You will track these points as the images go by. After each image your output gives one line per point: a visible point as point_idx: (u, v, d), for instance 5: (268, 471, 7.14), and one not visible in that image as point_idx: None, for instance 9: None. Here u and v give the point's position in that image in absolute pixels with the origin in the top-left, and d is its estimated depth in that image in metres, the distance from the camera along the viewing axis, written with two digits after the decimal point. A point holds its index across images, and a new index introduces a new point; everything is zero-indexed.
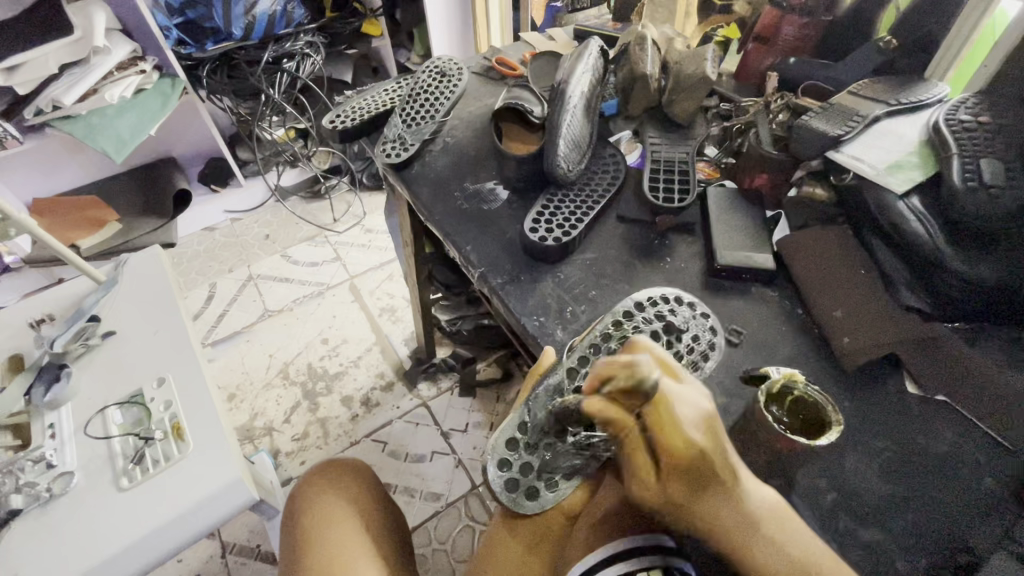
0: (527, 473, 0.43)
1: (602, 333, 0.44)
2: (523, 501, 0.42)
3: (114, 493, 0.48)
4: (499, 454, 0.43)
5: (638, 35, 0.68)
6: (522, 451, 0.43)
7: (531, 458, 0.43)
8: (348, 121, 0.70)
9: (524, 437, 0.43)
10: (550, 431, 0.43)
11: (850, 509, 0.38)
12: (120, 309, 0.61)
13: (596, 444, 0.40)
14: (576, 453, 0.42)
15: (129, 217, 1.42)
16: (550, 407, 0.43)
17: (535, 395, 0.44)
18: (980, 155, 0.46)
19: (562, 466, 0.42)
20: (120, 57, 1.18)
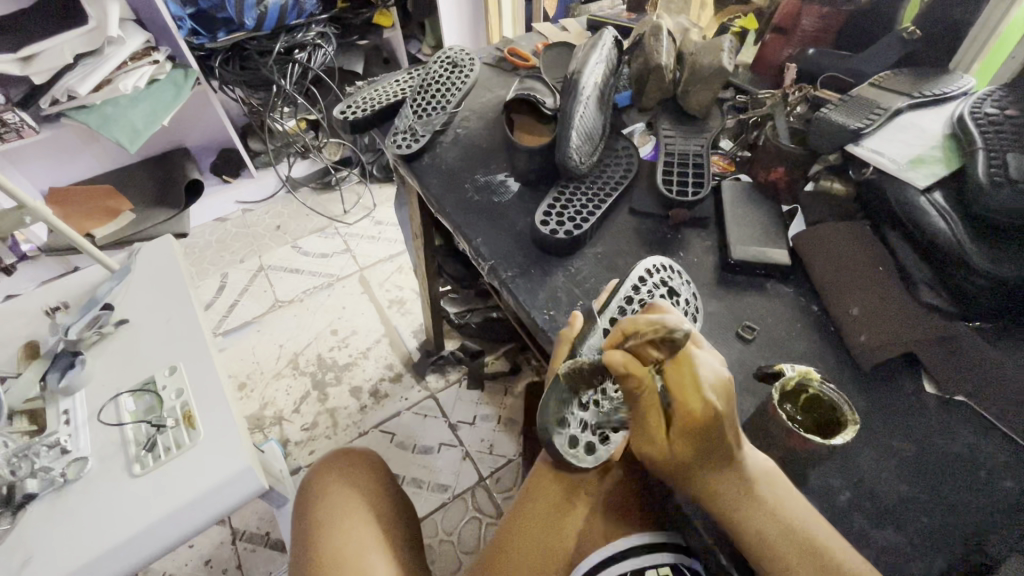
0: (582, 430, 0.41)
1: (624, 298, 0.45)
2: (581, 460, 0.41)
3: (128, 479, 0.48)
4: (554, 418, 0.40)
5: (653, 25, 0.67)
6: (575, 412, 0.41)
7: (583, 416, 0.42)
8: (359, 112, 0.69)
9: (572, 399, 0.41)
10: (595, 389, 0.42)
11: (864, 508, 0.37)
12: (133, 297, 0.61)
13: None
14: (620, 404, 0.42)
15: (143, 207, 1.44)
16: (593, 366, 0.42)
17: (577, 354, 0.42)
18: (1007, 150, 0.44)
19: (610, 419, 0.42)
20: (134, 47, 1.18)
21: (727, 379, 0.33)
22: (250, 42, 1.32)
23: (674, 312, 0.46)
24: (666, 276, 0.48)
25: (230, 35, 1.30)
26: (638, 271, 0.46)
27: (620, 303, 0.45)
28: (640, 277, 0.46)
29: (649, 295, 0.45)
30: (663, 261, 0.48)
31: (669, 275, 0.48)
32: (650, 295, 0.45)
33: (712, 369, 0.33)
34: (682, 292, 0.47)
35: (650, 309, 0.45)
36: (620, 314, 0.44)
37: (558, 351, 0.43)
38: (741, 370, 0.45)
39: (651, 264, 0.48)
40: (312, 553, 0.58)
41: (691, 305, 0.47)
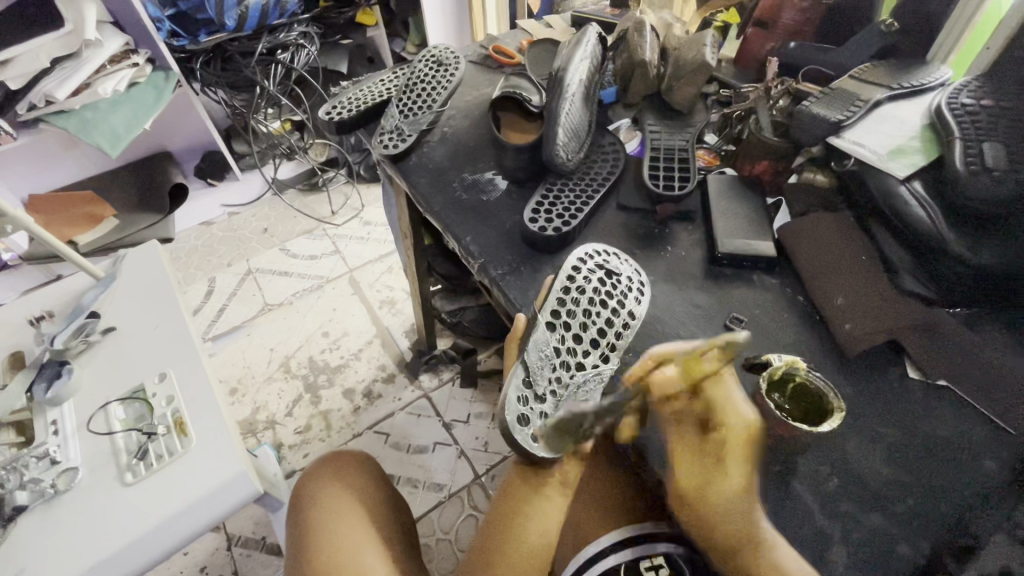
0: (545, 421, 0.41)
1: (562, 288, 0.46)
2: (544, 450, 0.40)
3: (120, 488, 0.48)
4: (515, 412, 0.39)
5: (636, 21, 0.67)
6: (534, 404, 0.41)
7: (544, 406, 0.41)
8: (345, 112, 0.69)
9: (531, 391, 0.41)
10: (550, 379, 0.42)
11: (850, 492, 0.38)
12: (120, 305, 0.61)
13: (588, 377, 0.43)
14: (578, 391, 0.42)
15: (127, 212, 1.41)
16: (543, 356, 0.42)
17: (526, 348, 0.42)
18: (984, 138, 0.45)
19: (569, 406, 0.42)
20: (113, 50, 1.17)
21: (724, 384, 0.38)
22: (231, 43, 1.31)
23: (614, 293, 0.47)
24: (602, 260, 0.49)
25: (210, 36, 1.28)
26: (571, 260, 0.48)
27: (561, 293, 0.45)
28: (573, 267, 0.48)
29: (586, 280, 0.47)
30: (597, 248, 0.50)
31: (607, 258, 0.50)
32: (588, 281, 0.47)
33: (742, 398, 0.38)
34: (621, 271, 0.49)
35: (589, 294, 0.46)
36: (561, 304, 0.45)
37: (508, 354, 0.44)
38: None
39: (584, 252, 0.49)
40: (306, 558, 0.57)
41: (632, 283, 0.49)
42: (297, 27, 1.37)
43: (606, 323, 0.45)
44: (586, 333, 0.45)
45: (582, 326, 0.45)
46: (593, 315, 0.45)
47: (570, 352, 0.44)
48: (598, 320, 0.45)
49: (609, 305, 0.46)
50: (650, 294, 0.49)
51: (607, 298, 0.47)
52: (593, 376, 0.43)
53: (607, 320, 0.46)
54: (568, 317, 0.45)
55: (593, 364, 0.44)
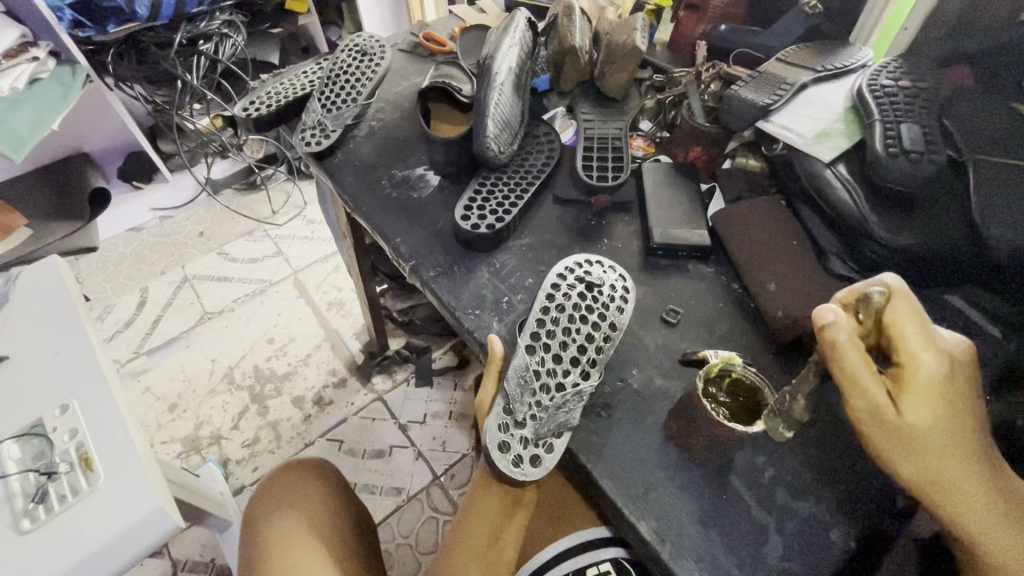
0: (525, 445, 0.38)
1: (541, 308, 0.44)
2: (528, 475, 0.37)
3: (14, 538, 0.43)
4: (495, 440, 0.38)
5: (566, 5, 0.65)
6: (514, 430, 0.38)
7: (524, 432, 0.38)
8: (263, 108, 0.64)
9: (512, 417, 0.39)
10: (529, 403, 0.39)
11: (783, 477, 0.38)
12: (11, 331, 0.55)
13: (567, 396, 0.40)
14: (558, 413, 0.39)
15: (39, 222, 1.27)
16: (523, 380, 0.40)
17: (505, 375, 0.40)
18: (902, 120, 0.46)
19: (550, 428, 0.39)
20: (7, 44, 1.05)
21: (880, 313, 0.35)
22: (145, 33, 1.20)
23: (594, 306, 0.45)
24: (582, 273, 0.47)
25: (121, 26, 1.15)
26: (550, 277, 0.46)
27: (538, 313, 0.44)
28: (553, 284, 0.46)
29: (566, 296, 0.45)
30: (577, 260, 0.48)
31: (588, 269, 0.47)
32: (567, 297, 0.45)
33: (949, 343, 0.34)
34: (603, 281, 0.46)
35: (568, 310, 0.44)
36: (541, 324, 0.43)
37: (487, 383, 0.42)
38: (667, 356, 0.45)
39: (564, 266, 0.47)
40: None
41: (615, 292, 0.46)
42: (220, 15, 1.28)
43: (586, 338, 0.43)
44: (566, 351, 0.42)
45: (562, 345, 0.42)
46: (572, 332, 0.43)
47: (550, 372, 0.41)
48: (577, 337, 0.43)
49: (589, 320, 0.43)
50: (633, 302, 0.46)
51: (587, 313, 0.44)
52: (573, 395, 0.40)
53: (587, 336, 0.43)
54: (547, 337, 0.43)
55: (575, 382, 0.41)
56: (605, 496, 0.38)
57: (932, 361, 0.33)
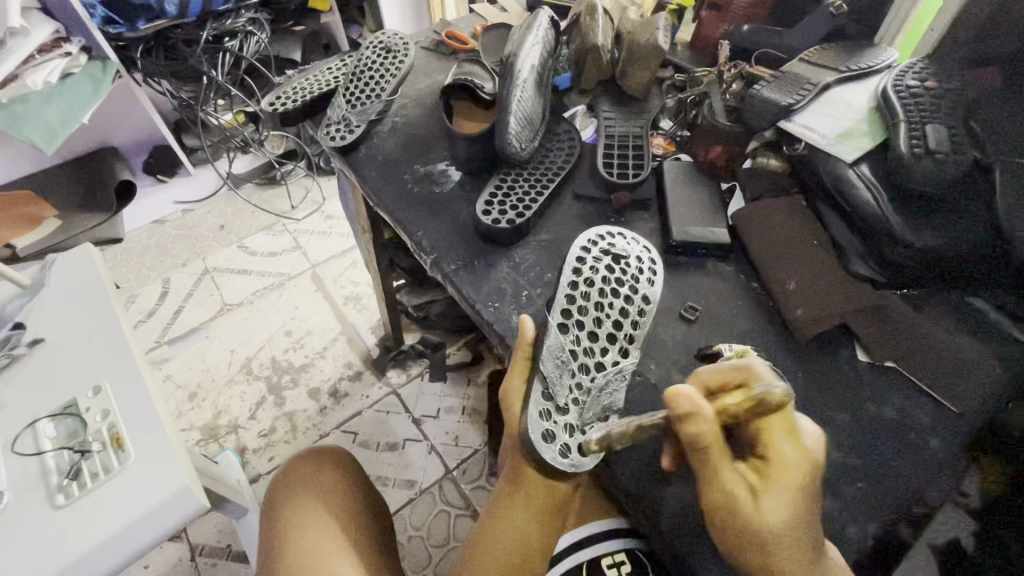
0: (570, 433, 0.39)
1: (569, 284, 0.44)
2: (579, 464, 0.38)
3: (49, 512, 0.45)
4: (540, 430, 0.37)
5: (589, 4, 0.66)
6: (557, 417, 0.38)
7: (567, 418, 0.39)
8: (289, 103, 0.65)
9: (554, 404, 0.39)
10: (570, 388, 0.40)
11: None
12: (46, 315, 0.57)
13: (610, 377, 0.42)
14: (600, 394, 0.41)
15: (70, 213, 1.33)
16: (560, 362, 0.40)
17: (542, 359, 0.40)
18: (927, 121, 0.46)
19: (595, 410, 0.40)
20: (41, 39, 1.07)
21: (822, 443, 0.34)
22: (173, 30, 1.23)
23: (624, 279, 0.47)
24: (607, 245, 0.48)
25: (150, 23, 1.20)
26: (575, 251, 0.47)
27: (568, 290, 0.44)
28: (578, 258, 0.47)
29: (594, 270, 0.46)
30: (600, 233, 0.49)
31: (611, 242, 0.49)
32: (595, 271, 0.46)
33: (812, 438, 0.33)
34: (628, 253, 0.49)
35: (598, 285, 0.45)
36: (571, 301, 0.44)
37: (513, 370, 0.40)
38: (685, 352, 0.45)
39: (587, 239, 0.48)
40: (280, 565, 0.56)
41: (642, 265, 0.48)
42: (244, 13, 1.31)
43: (620, 314, 0.45)
44: (600, 328, 0.43)
45: (595, 322, 0.44)
46: (605, 307, 0.44)
47: (586, 352, 0.42)
48: (611, 313, 0.44)
49: (621, 295, 0.45)
50: (661, 275, 0.48)
51: (618, 286, 0.46)
52: (614, 374, 0.42)
53: (620, 311, 0.45)
54: (580, 314, 0.43)
55: (613, 361, 0.43)
56: (625, 491, 0.39)
57: (787, 454, 0.32)
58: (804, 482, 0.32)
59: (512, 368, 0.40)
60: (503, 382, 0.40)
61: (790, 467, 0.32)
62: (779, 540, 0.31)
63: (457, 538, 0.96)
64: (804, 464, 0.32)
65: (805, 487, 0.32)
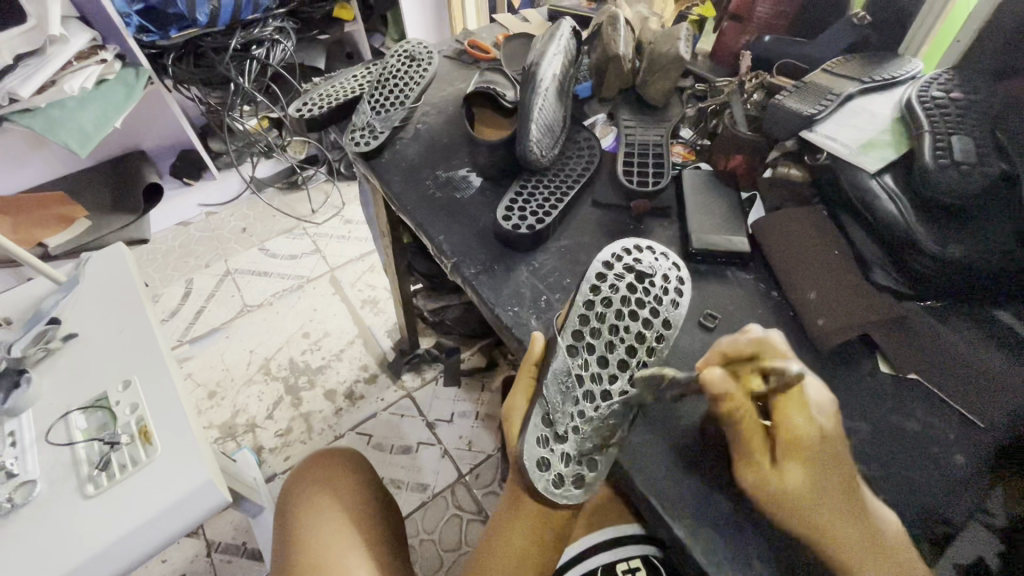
0: (566, 463, 0.38)
1: (584, 304, 0.44)
2: (570, 497, 0.38)
3: (79, 501, 0.47)
4: (533, 457, 0.38)
5: (611, 14, 0.67)
6: (554, 445, 0.38)
7: (565, 447, 0.39)
8: (316, 109, 0.67)
9: (551, 431, 0.39)
10: (572, 415, 0.39)
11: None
12: (80, 311, 0.59)
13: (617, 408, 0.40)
14: (604, 425, 0.39)
15: (100, 214, 1.37)
16: (565, 387, 0.40)
17: (545, 382, 0.40)
18: (953, 132, 0.45)
19: (597, 439, 0.39)
20: (79, 46, 1.11)
21: (832, 409, 0.36)
22: (204, 39, 1.27)
23: (645, 300, 0.45)
24: (632, 261, 0.47)
25: (182, 32, 1.24)
26: (595, 269, 0.45)
27: (581, 311, 0.43)
28: (598, 275, 0.45)
29: (613, 290, 0.44)
30: (626, 247, 0.47)
31: (637, 258, 0.47)
32: (613, 290, 0.44)
33: (820, 402, 0.36)
34: (654, 271, 0.46)
35: (616, 305, 0.44)
36: (584, 322, 0.43)
37: (518, 387, 0.42)
38: (703, 359, 0.45)
39: (612, 253, 0.47)
40: (293, 563, 0.57)
41: (668, 284, 0.46)
42: (272, 22, 1.34)
43: (636, 339, 0.43)
44: (613, 354, 0.42)
45: (607, 344, 0.43)
46: (620, 331, 0.43)
47: (594, 377, 0.41)
48: (626, 337, 0.43)
49: (639, 318, 0.44)
50: (688, 296, 0.46)
51: (637, 308, 0.44)
52: (623, 403, 0.40)
53: (636, 335, 0.43)
54: (591, 336, 0.43)
55: (623, 390, 0.41)
56: (641, 498, 0.39)
57: (802, 423, 0.34)
58: (820, 448, 0.34)
59: (519, 380, 0.43)
60: (509, 399, 0.42)
61: (804, 433, 0.34)
62: (798, 497, 0.33)
63: (469, 543, 0.96)
64: (819, 429, 0.34)
65: (818, 448, 0.34)
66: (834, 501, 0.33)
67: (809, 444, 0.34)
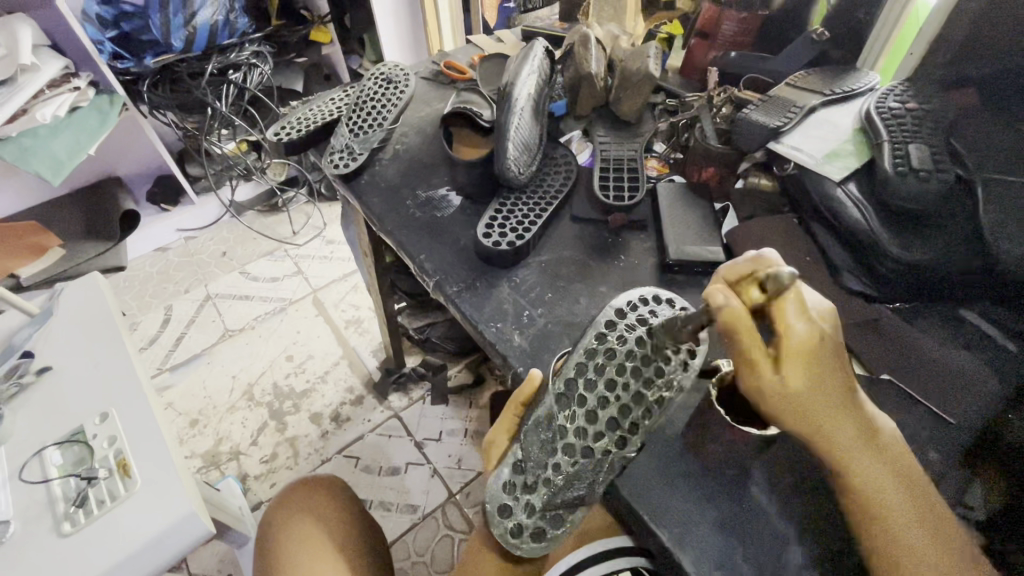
0: (529, 515, 0.39)
1: (586, 352, 0.44)
2: (525, 549, 0.38)
3: (56, 540, 0.45)
4: (497, 502, 0.40)
5: (582, 34, 0.69)
6: (520, 494, 0.40)
7: (530, 498, 0.40)
8: (293, 132, 0.67)
9: (520, 479, 0.41)
10: (544, 466, 0.40)
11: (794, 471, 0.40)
12: (54, 342, 0.58)
13: (592, 466, 0.40)
14: (574, 482, 0.39)
15: (73, 242, 1.34)
16: (544, 438, 0.41)
17: (526, 428, 0.42)
18: (909, 142, 0.48)
19: (564, 497, 0.39)
20: (51, 75, 1.09)
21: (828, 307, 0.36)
22: (180, 64, 1.27)
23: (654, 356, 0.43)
24: (647, 313, 0.46)
25: (157, 57, 1.24)
26: (607, 313, 0.45)
27: (581, 358, 0.43)
28: (608, 322, 0.45)
29: (620, 341, 0.44)
30: (644, 296, 0.47)
31: (653, 308, 0.46)
32: (619, 341, 0.44)
33: (817, 302, 0.36)
34: None
35: (619, 357, 0.43)
36: (580, 371, 0.43)
37: (504, 420, 0.45)
38: None
39: (626, 301, 0.46)
40: None
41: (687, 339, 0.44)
42: (248, 46, 1.34)
43: (631, 399, 0.41)
44: (603, 411, 0.41)
45: (601, 400, 0.42)
46: (616, 387, 0.42)
47: (577, 432, 0.41)
48: (622, 395, 0.42)
49: (639, 376, 0.42)
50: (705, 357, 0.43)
51: (641, 366, 0.43)
52: (597, 464, 0.40)
53: (634, 396, 0.42)
54: (585, 388, 0.42)
55: (605, 448, 0.40)
56: (629, 511, 0.40)
57: (802, 328, 0.34)
58: (822, 349, 0.34)
59: (507, 408, 0.45)
60: (493, 434, 0.45)
61: (803, 341, 0.34)
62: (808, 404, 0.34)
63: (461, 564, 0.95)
64: (814, 338, 0.34)
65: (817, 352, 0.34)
66: (830, 405, 0.34)
67: (806, 352, 0.34)
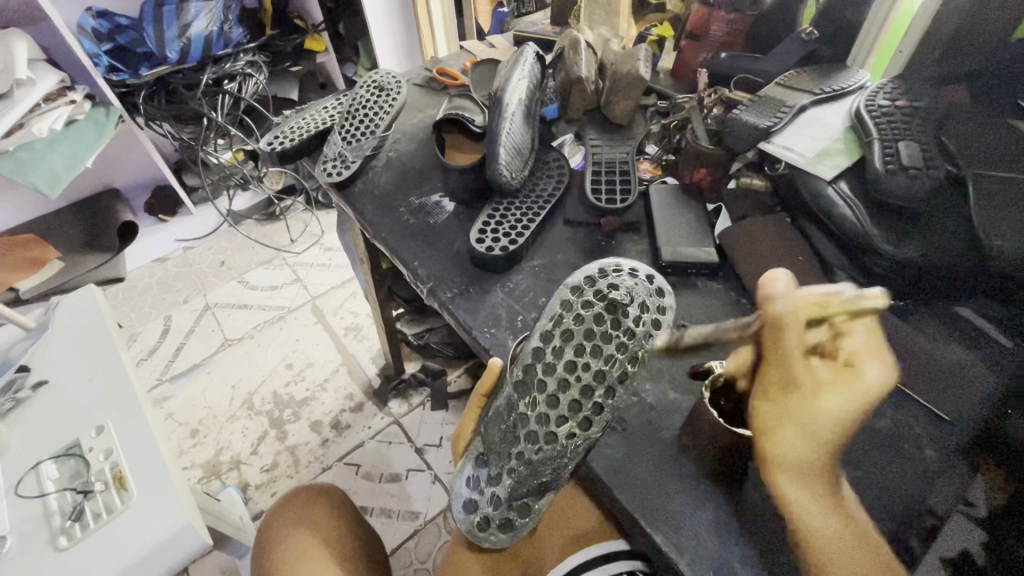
0: (495, 506, 0.40)
1: (542, 336, 0.41)
2: (494, 539, 0.39)
3: (53, 554, 0.45)
4: (463, 495, 0.41)
5: (572, 38, 0.69)
6: (485, 487, 0.40)
7: (495, 489, 0.40)
8: (286, 142, 0.67)
9: (485, 469, 0.41)
10: (508, 456, 0.40)
11: None
12: (50, 356, 0.58)
13: (557, 451, 0.38)
14: (540, 468, 0.39)
15: (72, 254, 1.34)
16: (504, 428, 0.40)
17: (487, 420, 0.42)
18: (900, 138, 0.47)
19: (528, 486, 0.39)
20: (47, 89, 1.10)
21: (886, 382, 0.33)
22: (175, 76, 1.27)
23: (614, 332, 0.40)
24: (605, 285, 0.41)
25: (152, 69, 1.24)
26: (564, 292, 0.42)
27: (537, 344, 0.41)
28: (566, 300, 0.41)
29: (578, 321, 0.40)
30: (604, 266, 0.43)
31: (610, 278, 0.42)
32: (577, 320, 0.40)
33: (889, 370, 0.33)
34: (629, 299, 0.40)
35: (578, 337, 0.40)
36: (537, 356, 0.40)
37: (471, 414, 0.46)
38: (678, 370, 0.47)
39: (585, 275, 0.43)
40: None
41: (649, 311, 0.41)
42: (243, 56, 1.34)
43: (595, 378, 0.39)
44: (563, 394, 0.39)
45: (561, 383, 0.39)
46: (577, 369, 0.39)
47: (540, 419, 0.39)
48: (583, 376, 0.39)
49: (600, 356, 0.39)
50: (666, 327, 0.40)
51: (601, 344, 0.39)
52: (563, 450, 0.38)
53: (595, 376, 0.39)
54: (544, 373, 0.40)
55: (568, 432, 0.38)
56: (625, 514, 0.40)
57: (876, 376, 0.32)
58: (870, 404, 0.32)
59: (472, 401, 0.46)
60: (461, 424, 0.46)
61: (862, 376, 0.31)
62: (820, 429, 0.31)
63: None
64: (881, 383, 0.32)
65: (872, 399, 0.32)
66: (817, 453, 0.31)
67: (865, 397, 0.31)
